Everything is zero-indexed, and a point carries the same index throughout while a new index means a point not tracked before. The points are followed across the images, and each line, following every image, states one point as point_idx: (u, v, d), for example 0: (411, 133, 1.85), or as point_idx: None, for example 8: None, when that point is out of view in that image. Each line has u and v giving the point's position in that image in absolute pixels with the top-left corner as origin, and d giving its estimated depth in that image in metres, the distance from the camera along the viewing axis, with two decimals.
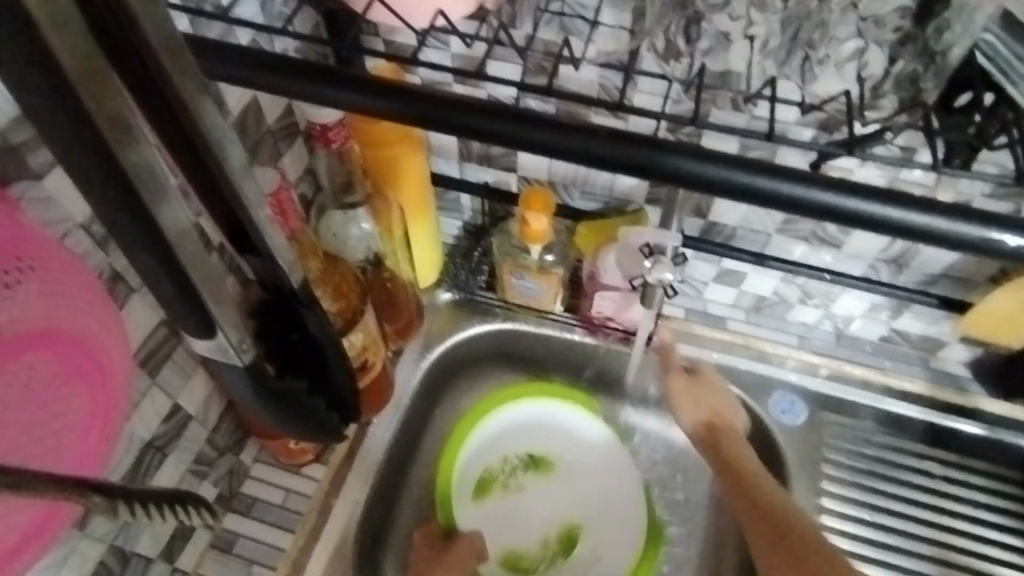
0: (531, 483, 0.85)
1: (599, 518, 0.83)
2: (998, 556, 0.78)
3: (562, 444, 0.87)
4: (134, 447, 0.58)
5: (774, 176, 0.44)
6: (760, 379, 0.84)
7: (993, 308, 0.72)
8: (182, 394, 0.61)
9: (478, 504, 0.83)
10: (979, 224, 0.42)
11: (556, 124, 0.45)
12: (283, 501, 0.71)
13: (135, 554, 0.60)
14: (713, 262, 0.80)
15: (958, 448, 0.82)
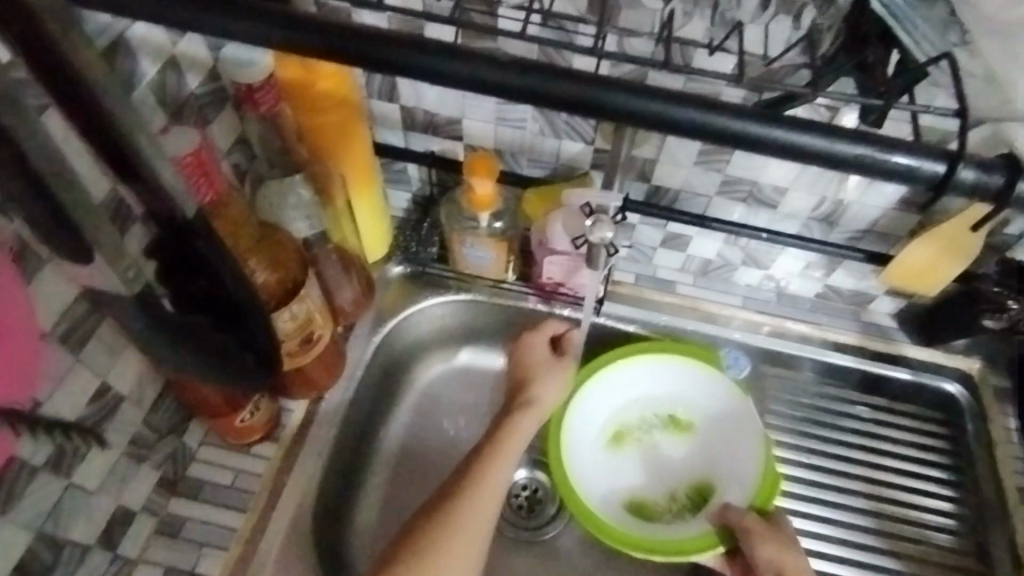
0: (669, 441, 0.82)
1: (734, 475, 0.79)
2: (921, 487, 0.81)
3: (702, 404, 0.82)
4: (58, 429, 0.56)
5: (679, 103, 0.44)
6: (708, 339, 0.86)
7: (918, 258, 0.72)
8: (111, 373, 0.60)
9: (608, 453, 0.82)
10: (878, 148, 0.44)
11: (458, 53, 0.45)
12: (232, 481, 0.70)
13: (69, 541, 0.58)
14: (660, 226, 0.81)
15: (889, 394, 0.85)
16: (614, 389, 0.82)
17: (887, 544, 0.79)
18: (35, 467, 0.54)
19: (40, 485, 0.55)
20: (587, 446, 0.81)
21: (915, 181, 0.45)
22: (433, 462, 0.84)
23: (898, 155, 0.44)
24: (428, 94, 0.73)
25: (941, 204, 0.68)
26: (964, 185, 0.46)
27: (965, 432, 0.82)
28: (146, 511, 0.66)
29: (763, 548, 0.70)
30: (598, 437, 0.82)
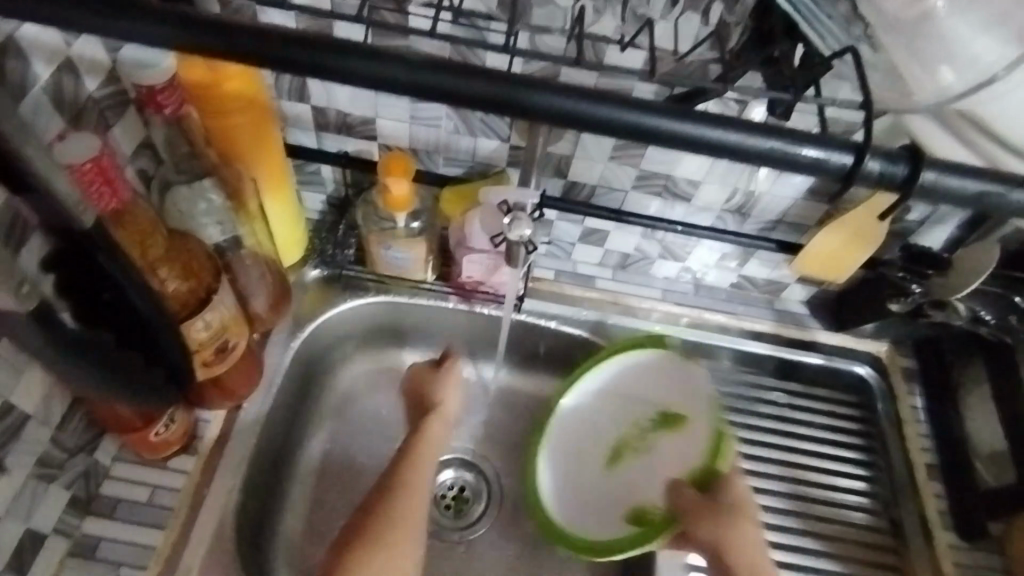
0: (664, 442, 0.73)
1: (696, 448, 0.70)
2: (837, 468, 0.85)
3: (697, 397, 0.73)
4: None
5: (605, 102, 0.45)
6: (628, 332, 0.88)
7: (825, 247, 0.77)
8: (16, 391, 0.56)
9: (608, 470, 0.76)
10: (789, 142, 0.45)
11: (374, 53, 0.44)
12: (150, 497, 0.67)
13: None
14: (577, 221, 0.83)
15: (801, 378, 0.89)
16: (600, 403, 0.78)
17: (806, 525, 0.82)
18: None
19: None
20: (569, 470, 0.78)
21: (824, 171, 0.46)
22: (355, 469, 0.84)
23: (807, 147, 0.46)
24: (341, 95, 0.72)
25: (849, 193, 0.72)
26: (870, 177, 0.47)
27: (877, 412, 0.88)
28: (59, 533, 0.62)
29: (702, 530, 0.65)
30: (595, 458, 0.78)
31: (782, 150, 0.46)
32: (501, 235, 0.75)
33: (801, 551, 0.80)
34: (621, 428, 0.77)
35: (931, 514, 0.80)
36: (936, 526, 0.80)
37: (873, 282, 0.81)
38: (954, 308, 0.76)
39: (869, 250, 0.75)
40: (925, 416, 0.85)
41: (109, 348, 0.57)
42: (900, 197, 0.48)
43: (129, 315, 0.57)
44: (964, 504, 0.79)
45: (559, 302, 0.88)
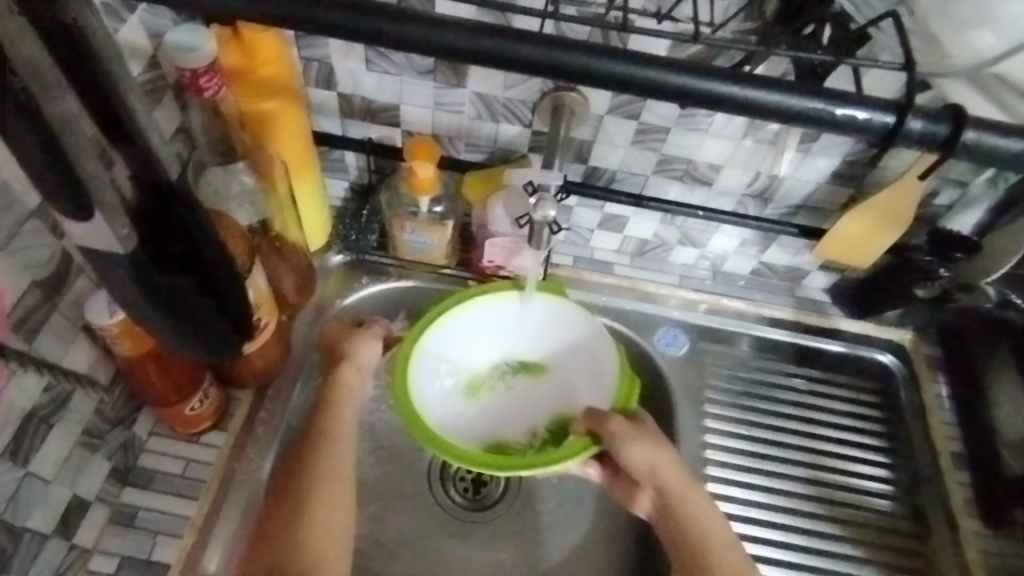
0: (520, 384, 0.82)
1: (579, 384, 0.80)
2: (856, 454, 0.86)
3: (555, 347, 0.81)
4: (15, 418, 0.55)
5: (672, 69, 0.50)
6: (644, 317, 0.90)
7: (848, 231, 0.77)
8: (62, 361, 0.58)
9: (465, 404, 0.80)
10: (834, 103, 0.50)
11: (473, 28, 0.49)
12: (184, 470, 0.69)
13: (28, 529, 0.57)
14: (597, 207, 0.84)
15: (820, 365, 0.90)
16: (465, 336, 0.80)
17: (824, 509, 0.83)
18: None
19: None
20: (443, 391, 0.79)
21: (869, 130, 0.51)
22: (379, 450, 0.86)
23: (854, 108, 0.50)
24: (367, 81, 0.74)
25: (877, 176, 0.75)
26: (914, 135, 0.51)
27: (899, 399, 0.89)
28: (100, 501, 0.65)
29: (634, 451, 0.70)
30: (451, 387, 0.80)
31: (833, 110, 0.50)
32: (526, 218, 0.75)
33: (819, 535, 0.81)
34: (473, 365, 0.81)
35: (955, 502, 0.82)
36: (961, 514, 0.81)
37: (894, 266, 0.82)
38: (982, 291, 0.75)
39: (897, 233, 0.76)
40: (950, 403, 0.87)
41: (188, 294, 0.56)
42: (941, 155, 0.51)
43: (199, 267, 0.57)
44: (988, 491, 0.80)
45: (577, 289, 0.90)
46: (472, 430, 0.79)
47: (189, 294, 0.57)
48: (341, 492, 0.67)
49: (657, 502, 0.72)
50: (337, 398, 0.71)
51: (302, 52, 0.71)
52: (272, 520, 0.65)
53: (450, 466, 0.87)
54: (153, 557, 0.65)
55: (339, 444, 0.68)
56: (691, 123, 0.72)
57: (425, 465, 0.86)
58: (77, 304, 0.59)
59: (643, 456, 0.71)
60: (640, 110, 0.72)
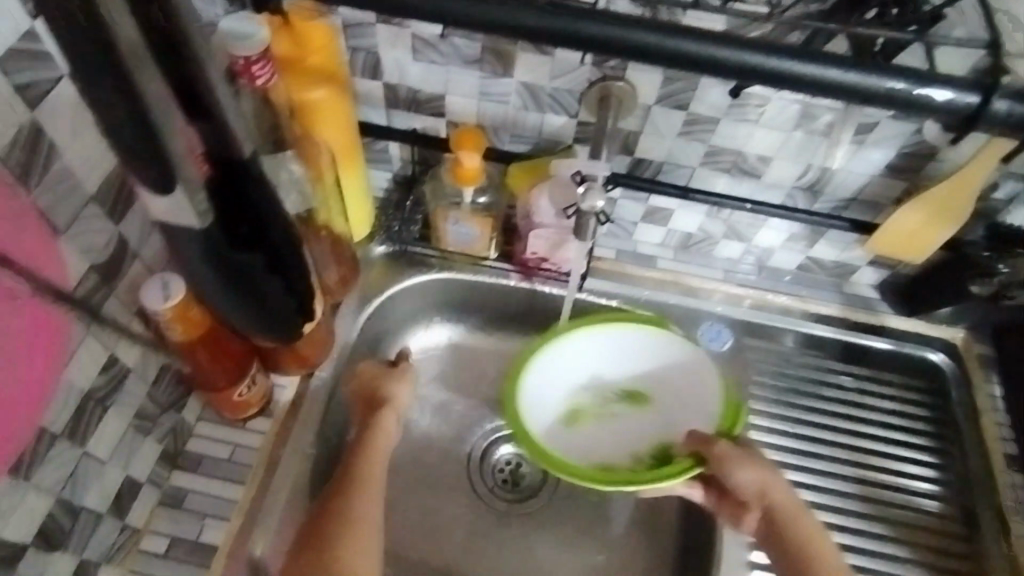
0: (625, 413, 0.81)
1: (687, 412, 0.78)
2: (905, 455, 0.84)
3: (660, 376, 0.80)
4: (73, 398, 0.56)
5: (750, 51, 0.56)
6: (687, 311, 0.89)
7: (900, 226, 0.75)
8: (119, 344, 0.60)
9: (568, 431, 0.80)
10: (915, 84, 0.55)
11: (572, 13, 0.56)
12: (231, 455, 0.70)
13: (84, 508, 0.59)
14: (641, 200, 0.83)
15: (868, 363, 0.88)
16: (568, 361, 0.80)
17: (871, 508, 0.81)
18: (53, 433, 0.54)
19: (58, 452, 0.55)
20: (547, 415, 0.79)
21: (931, 108, 0.56)
22: (420, 439, 0.87)
23: (938, 87, 0.55)
24: (413, 70, 0.74)
25: (933, 167, 0.72)
26: (996, 115, 0.56)
27: (950, 398, 0.86)
28: (151, 483, 0.66)
29: (742, 470, 0.70)
30: (555, 413, 0.80)
31: (897, 90, 0.56)
32: (573, 207, 0.75)
33: (866, 535, 0.79)
34: (576, 394, 0.81)
35: (1008, 503, 0.78)
36: (1012, 514, 0.78)
37: (951, 263, 0.79)
38: None
39: (951, 230, 0.74)
40: (1004, 404, 0.83)
41: (260, 271, 0.58)
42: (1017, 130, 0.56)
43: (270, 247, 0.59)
44: None
45: (619, 282, 0.89)
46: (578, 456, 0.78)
47: (259, 271, 0.58)
48: (365, 540, 0.65)
49: (766, 523, 0.71)
50: (371, 447, 0.71)
51: (350, 42, 0.71)
52: (303, 556, 0.64)
53: (489, 457, 0.87)
54: (202, 538, 0.66)
55: (364, 498, 0.68)
56: (741, 113, 0.71)
57: (464, 456, 0.87)
58: (131, 290, 0.60)
59: (752, 473, 0.71)
60: (689, 100, 0.71)
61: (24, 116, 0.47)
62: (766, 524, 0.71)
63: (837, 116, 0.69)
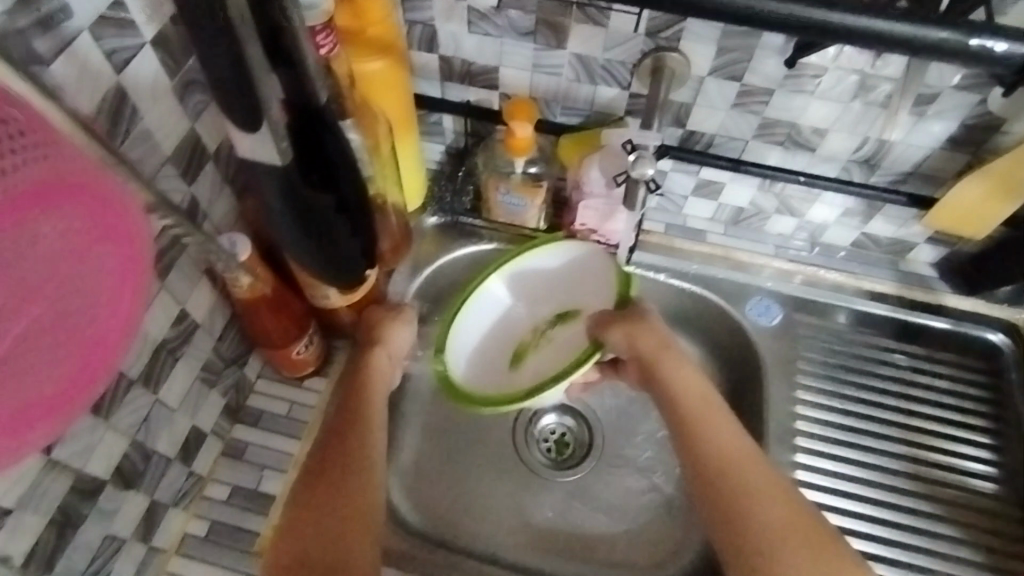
0: (561, 333, 0.81)
1: (591, 296, 0.81)
2: (959, 435, 0.83)
3: (575, 289, 0.81)
4: (147, 348, 0.59)
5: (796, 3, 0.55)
6: (736, 286, 0.89)
7: (963, 199, 0.74)
8: (190, 300, 0.63)
9: (514, 372, 0.80)
10: (969, 34, 0.54)
11: None
12: (288, 411, 0.74)
13: (155, 451, 0.63)
14: (692, 172, 0.83)
15: (923, 341, 0.87)
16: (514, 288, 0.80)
17: (921, 487, 0.80)
18: (130, 378, 0.58)
19: (134, 396, 0.58)
20: (485, 364, 0.80)
21: (986, 59, 0.55)
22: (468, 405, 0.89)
23: (993, 38, 0.54)
24: (468, 43, 0.75)
25: (997, 140, 0.70)
26: None
27: (1008, 380, 0.84)
28: (215, 434, 0.70)
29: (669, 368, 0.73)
30: (495, 356, 0.81)
31: (948, 40, 0.54)
32: (623, 175, 0.75)
33: (915, 514, 0.79)
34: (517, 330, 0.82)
35: None
36: None
37: (1012, 243, 0.76)
38: None
39: (1013, 206, 0.72)
40: None
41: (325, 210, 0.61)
42: None
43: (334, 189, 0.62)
44: None
45: (668, 257, 0.89)
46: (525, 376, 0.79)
47: (328, 211, 0.62)
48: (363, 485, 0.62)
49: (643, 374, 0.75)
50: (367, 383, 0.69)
51: (408, 14, 0.73)
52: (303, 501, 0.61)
53: (535, 425, 0.89)
54: (261, 488, 0.70)
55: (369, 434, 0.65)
56: (798, 84, 0.70)
57: (509, 424, 0.88)
58: None
59: (620, 332, 0.74)
60: (744, 72, 0.70)
61: (111, 79, 0.50)
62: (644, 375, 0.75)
63: (897, 86, 0.68)
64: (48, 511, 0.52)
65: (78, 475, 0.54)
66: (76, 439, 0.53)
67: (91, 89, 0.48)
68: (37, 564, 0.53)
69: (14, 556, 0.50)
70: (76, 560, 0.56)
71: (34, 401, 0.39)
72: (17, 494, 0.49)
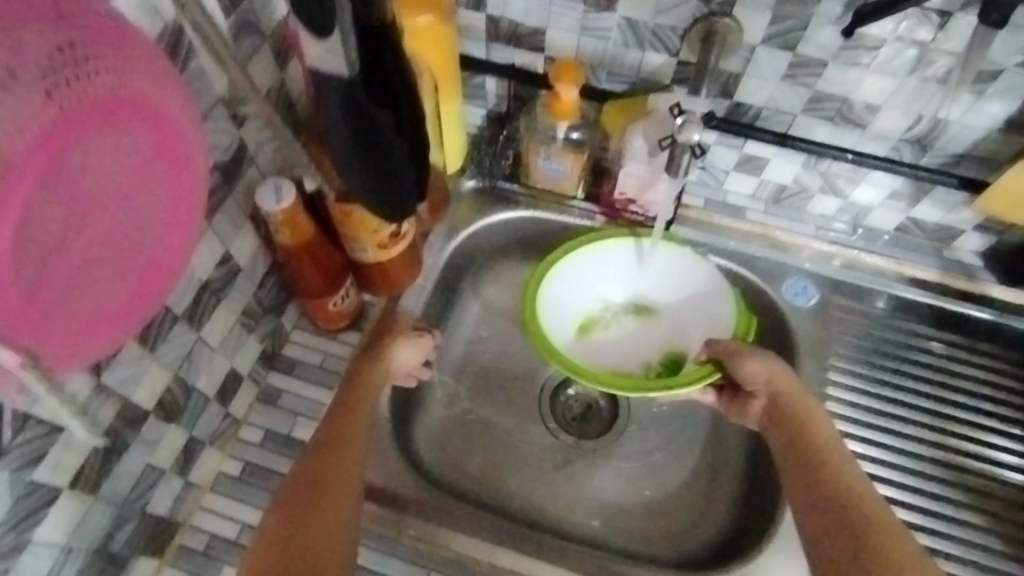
0: (633, 325, 0.85)
1: (688, 315, 0.83)
2: (993, 426, 0.81)
3: (662, 288, 0.85)
4: (193, 287, 0.60)
5: None
6: (774, 265, 0.88)
7: (1014, 185, 0.72)
8: (234, 243, 0.64)
9: (581, 342, 0.83)
10: None
11: None
12: (322, 361, 0.75)
13: (196, 387, 0.64)
14: (736, 146, 0.81)
15: (964, 330, 0.86)
16: (593, 271, 0.84)
17: (950, 475, 0.79)
18: (175, 314, 0.59)
19: (178, 332, 0.60)
20: (563, 328, 0.82)
21: None
22: (497, 370, 0.90)
23: None
24: (517, 3, 0.74)
25: None
26: None
27: None
28: (251, 378, 0.72)
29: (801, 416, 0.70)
30: (567, 322, 0.83)
31: None
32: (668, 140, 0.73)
33: (943, 501, 0.78)
34: (591, 303, 0.85)
35: None
36: None
37: None
38: None
39: None
40: None
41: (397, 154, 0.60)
42: None
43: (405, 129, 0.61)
44: None
45: (705, 233, 0.88)
46: (600, 361, 0.83)
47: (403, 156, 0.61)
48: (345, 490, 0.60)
49: (769, 413, 0.73)
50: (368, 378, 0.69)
51: None
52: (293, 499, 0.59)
53: (561, 393, 0.89)
54: (293, 433, 0.71)
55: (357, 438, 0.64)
56: (853, 56, 0.68)
57: (536, 389, 0.89)
58: (247, 193, 0.64)
59: (761, 366, 0.72)
60: (798, 41, 0.69)
61: (171, 17, 0.51)
62: (772, 414, 0.72)
63: (957, 62, 0.66)
64: (96, 434, 0.54)
65: (124, 403, 0.56)
66: (123, 366, 0.55)
67: (152, 25, 0.49)
68: (85, 483, 0.55)
69: (63, 473, 0.52)
70: (120, 485, 0.59)
71: (100, 311, 0.46)
72: (68, 414, 0.51)
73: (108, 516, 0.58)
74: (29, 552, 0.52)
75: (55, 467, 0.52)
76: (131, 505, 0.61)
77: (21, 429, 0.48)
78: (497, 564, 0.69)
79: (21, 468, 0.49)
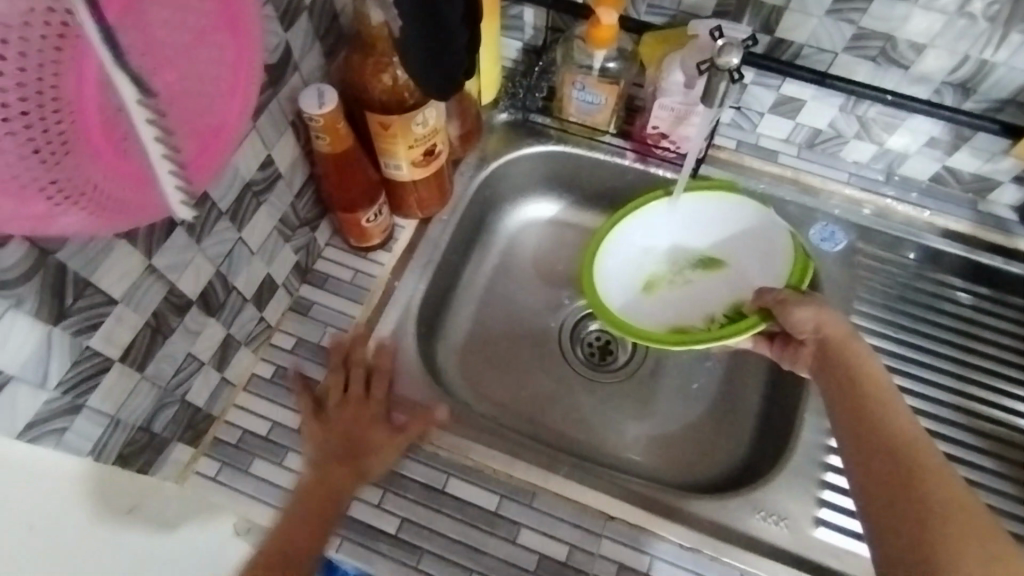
0: (701, 278, 0.87)
1: (752, 262, 0.84)
2: (1017, 377, 0.81)
3: (726, 241, 0.86)
4: (236, 186, 0.62)
5: None
6: (803, 209, 0.87)
7: None
8: (276, 148, 0.65)
9: (646, 299, 0.86)
10: None
11: None
12: (352, 278, 0.78)
13: (236, 286, 0.67)
14: (772, 88, 0.80)
15: (993, 284, 0.86)
16: (652, 227, 0.85)
17: (964, 419, 0.80)
18: (220, 210, 0.61)
19: (221, 230, 0.62)
20: (623, 285, 0.85)
21: None
22: (521, 299, 0.92)
23: None
24: None
25: None
26: None
27: None
28: (285, 288, 0.74)
29: (845, 355, 0.67)
30: (632, 281, 0.86)
31: None
32: (707, 62, 0.70)
33: (957, 443, 0.78)
34: (656, 260, 0.87)
35: None
36: None
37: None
38: None
39: None
40: None
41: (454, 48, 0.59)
42: None
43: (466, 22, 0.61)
44: None
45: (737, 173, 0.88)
46: (665, 318, 0.85)
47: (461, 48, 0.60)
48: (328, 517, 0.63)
49: (821, 360, 0.70)
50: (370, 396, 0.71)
51: None
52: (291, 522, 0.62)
53: (581, 327, 0.91)
54: (324, 342, 0.75)
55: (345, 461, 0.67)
56: None
57: (557, 320, 0.91)
58: (289, 102, 0.65)
59: (810, 312, 0.71)
60: None
61: None
62: (820, 360, 0.70)
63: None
64: (145, 315, 0.57)
65: (172, 289, 0.59)
66: (171, 253, 0.57)
67: None
68: (134, 361, 0.57)
69: (114, 348, 0.55)
70: (164, 369, 0.61)
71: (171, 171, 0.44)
72: (120, 291, 0.53)
73: (152, 398, 0.61)
74: (83, 416, 0.55)
75: (108, 339, 0.54)
76: (173, 390, 0.64)
77: (81, 294, 0.50)
78: (512, 473, 0.71)
79: (77, 335, 0.51)
